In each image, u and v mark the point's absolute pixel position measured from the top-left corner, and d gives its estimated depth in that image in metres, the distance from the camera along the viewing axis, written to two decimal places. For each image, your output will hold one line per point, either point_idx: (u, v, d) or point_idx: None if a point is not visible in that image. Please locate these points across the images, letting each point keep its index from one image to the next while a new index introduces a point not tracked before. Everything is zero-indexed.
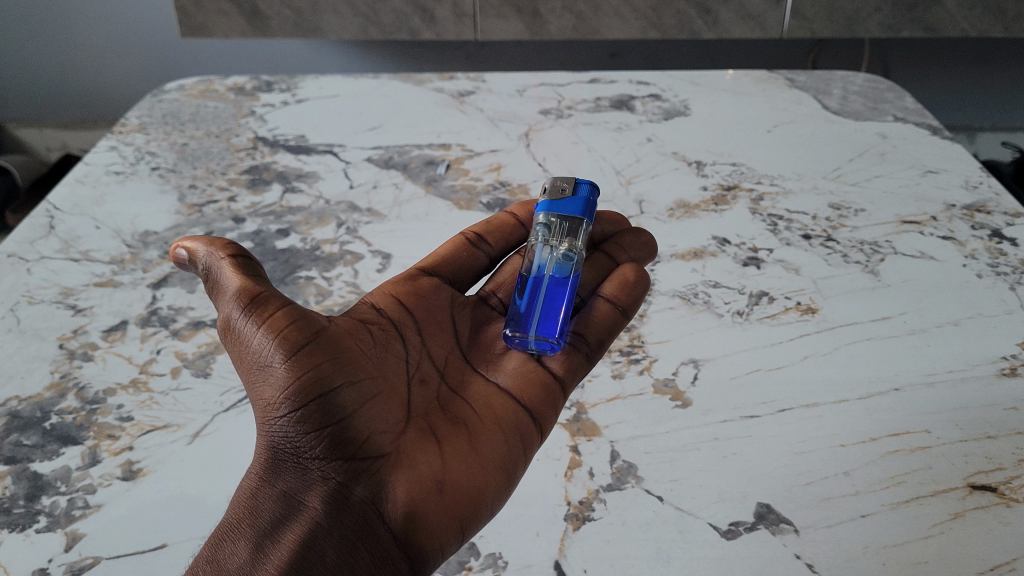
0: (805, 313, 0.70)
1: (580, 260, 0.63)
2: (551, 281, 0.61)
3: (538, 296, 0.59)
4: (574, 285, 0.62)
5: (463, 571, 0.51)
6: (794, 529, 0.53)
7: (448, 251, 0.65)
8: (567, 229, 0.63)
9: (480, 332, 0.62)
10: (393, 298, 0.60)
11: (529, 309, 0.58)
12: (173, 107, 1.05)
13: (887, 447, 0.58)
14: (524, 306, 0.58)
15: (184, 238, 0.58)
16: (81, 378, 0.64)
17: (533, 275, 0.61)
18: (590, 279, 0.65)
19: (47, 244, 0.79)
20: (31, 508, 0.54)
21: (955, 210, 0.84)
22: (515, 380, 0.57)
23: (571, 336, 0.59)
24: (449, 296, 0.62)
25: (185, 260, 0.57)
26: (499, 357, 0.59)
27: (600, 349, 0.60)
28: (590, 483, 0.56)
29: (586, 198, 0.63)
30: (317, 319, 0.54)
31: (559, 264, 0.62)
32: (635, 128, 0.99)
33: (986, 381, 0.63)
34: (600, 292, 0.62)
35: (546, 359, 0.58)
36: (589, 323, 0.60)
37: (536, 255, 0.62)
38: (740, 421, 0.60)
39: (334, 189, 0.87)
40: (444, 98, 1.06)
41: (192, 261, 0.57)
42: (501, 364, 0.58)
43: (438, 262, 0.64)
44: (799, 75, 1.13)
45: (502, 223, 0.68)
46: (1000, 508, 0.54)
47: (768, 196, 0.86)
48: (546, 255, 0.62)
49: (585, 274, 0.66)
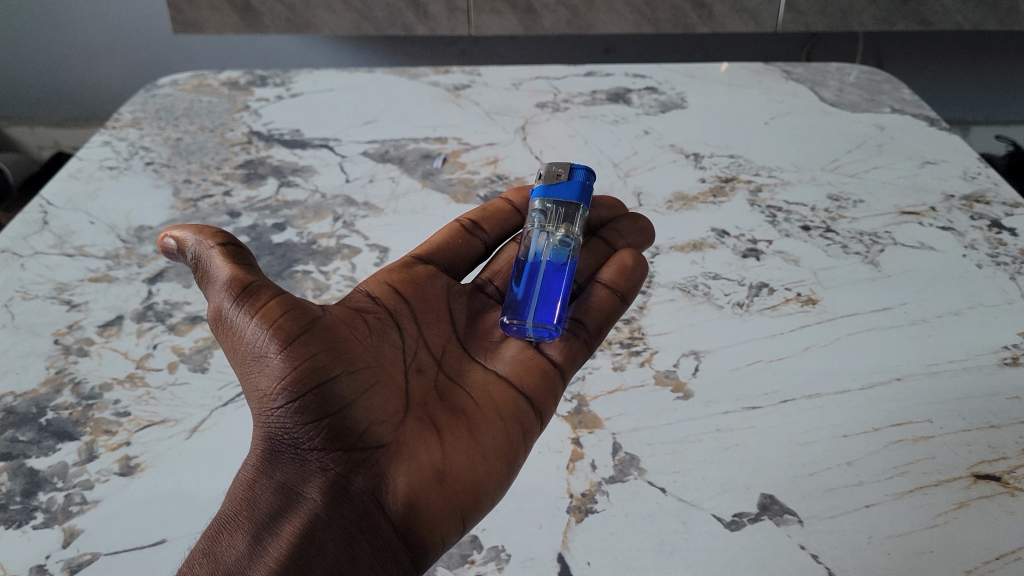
0: (806, 304, 0.70)
1: (577, 245, 0.62)
2: (548, 268, 0.60)
3: (535, 284, 0.59)
4: (571, 272, 0.61)
5: (466, 564, 0.51)
6: (799, 520, 0.53)
7: (443, 238, 0.65)
8: (562, 214, 0.62)
9: (477, 320, 0.62)
10: (389, 286, 0.59)
11: (526, 296, 0.58)
12: (167, 102, 1.04)
13: (891, 437, 0.58)
14: (521, 293, 0.58)
15: (173, 227, 0.57)
16: (77, 373, 0.63)
17: (530, 261, 0.61)
18: (587, 266, 0.65)
19: (41, 239, 0.78)
20: (28, 504, 0.54)
21: (954, 201, 0.84)
22: (513, 367, 0.56)
23: (570, 323, 0.59)
24: (445, 284, 0.62)
25: (173, 250, 0.56)
26: (496, 345, 0.59)
27: (599, 335, 0.59)
28: (592, 476, 0.56)
29: (583, 182, 0.62)
30: (311, 308, 0.53)
31: (556, 250, 0.61)
32: (632, 120, 0.98)
33: (988, 370, 0.63)
34: (598, 278, 0.61)
35: (545, 346, 0.57)
36: (588, 309, 0.59)
37: (533, 242, 0.62)
38: (742, 412, 0.60)
39: (330, 183, 0.87)
40: (439, 91, 1.05)
41: (179, 251, 0.56)
42: (499, 352, 0.58)
43: (433, 250, 0.64)
44: (796, 67, 1.12)
45: (497, 209, 0.68)
46: (1004, 497, 0.54)
47: (766, 188, 0.86)
48: (543, 242, 0.62)
49: (582, 261, 0.65)
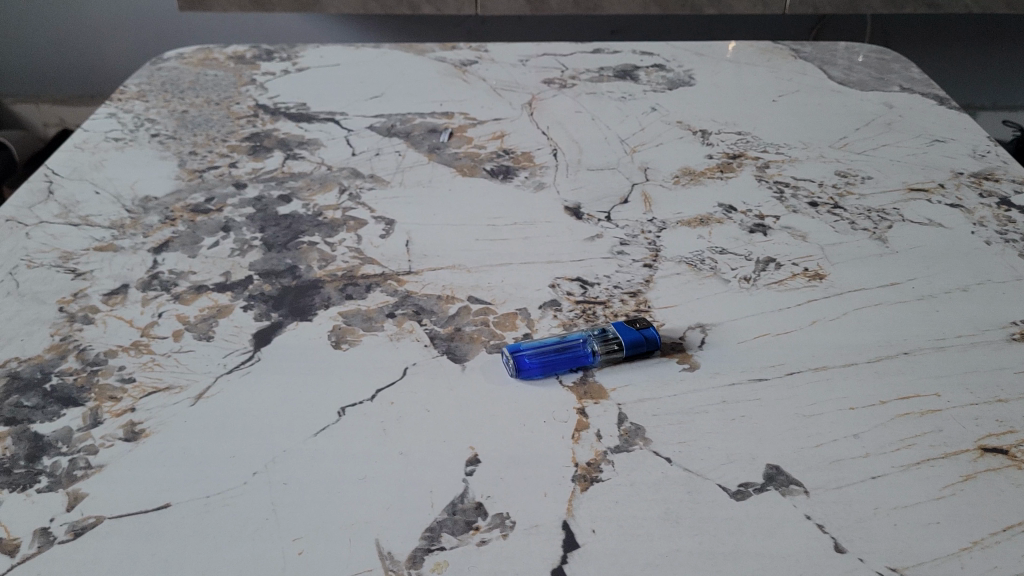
0: (813, 279, 0.70)
1: (596, 356, 0.62)
2: (569, 350, 0.62)
3: (553, 354, 0.61)
4: (581, 354, 0.62)
5: (471, 531, 0.50)
6: (804, 490, 0.52)
7: (540, 319, 0.66)
8: (609, 335, 0.62)
9: (518, 361, 0.60)
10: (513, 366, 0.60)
11: (540, 356, 0.61)
12: (172, 74, 1.04)
13: (898, 410, 0.58)
14: (537, 354, 0.61)
15: (491, 333, 0.65)
16: (82, 341, 0.63)
17: (564, 341, 0.62)
18: (586, 362, 0.62)
19: (46, 209, 0.78)
20: (32, 468, 0.54)
21: (963, 178, 0.83)
22: (569, 391, 0.60)
23: (564, 393, 0.60)
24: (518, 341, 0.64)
25: (477, 309, 0.67)
26: (520, 399, 0.59)
27: (580, 398, 0.59)
28: (598, 445, 0.55)
29: (647, 332, 0.63)
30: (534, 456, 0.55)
31: (580, 345, 0.62)
32: (640, 97, 0.98)
33: (996, 346, 0.63)
34: (592, 365, 0.62)
35: (568, 387, 0.60)
36: (578, 386, 0.61)
37: (579, 334, 0.63)
38: (749, 384, 0.60)
39: (336, 155, 0.86)
40: (445, 66, 1.05)
41: (471, 315, 0.66)
42: (523, 405, 0.59)
43: (525, 326, 0.65)
44: (805, 45, 1.12)
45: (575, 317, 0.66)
46: (1012, 470, 0.54)
47: (774, 164, 0.86)
48: (588, 336, 0.63)
49: (586, 359, 0.62)
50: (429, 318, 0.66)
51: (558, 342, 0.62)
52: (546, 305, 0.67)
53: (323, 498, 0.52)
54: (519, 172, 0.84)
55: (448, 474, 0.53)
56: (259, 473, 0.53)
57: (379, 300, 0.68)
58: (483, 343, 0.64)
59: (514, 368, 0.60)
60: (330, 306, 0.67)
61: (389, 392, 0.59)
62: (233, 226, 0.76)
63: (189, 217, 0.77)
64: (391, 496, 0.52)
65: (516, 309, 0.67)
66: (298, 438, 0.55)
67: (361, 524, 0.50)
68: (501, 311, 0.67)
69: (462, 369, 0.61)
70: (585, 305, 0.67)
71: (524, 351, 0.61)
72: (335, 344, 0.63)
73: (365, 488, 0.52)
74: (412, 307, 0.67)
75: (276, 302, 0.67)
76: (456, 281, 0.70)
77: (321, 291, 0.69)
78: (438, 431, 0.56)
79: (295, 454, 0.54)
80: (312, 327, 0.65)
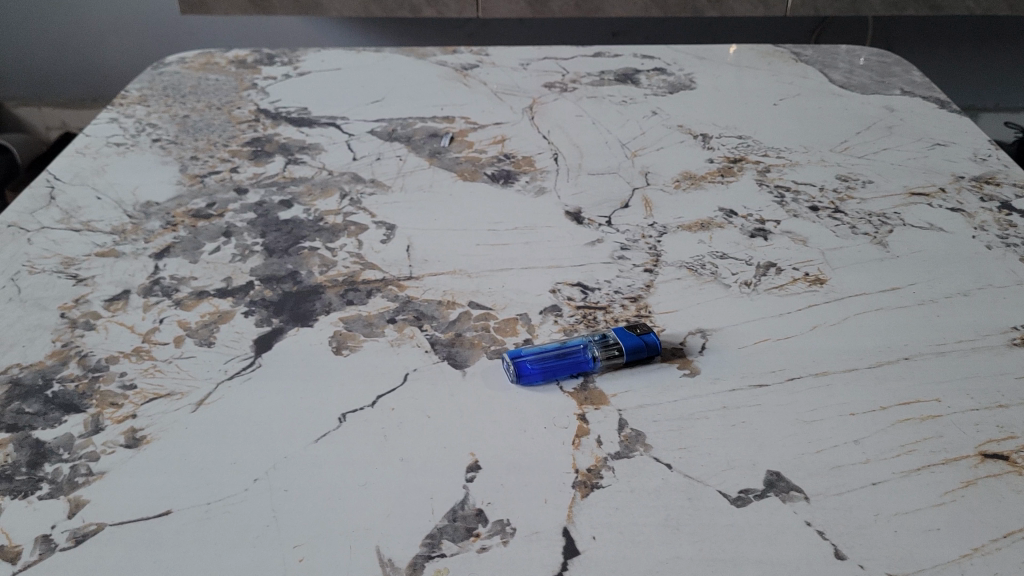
0: (814, 283, 0.70)
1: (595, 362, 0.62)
2: (569, 356, 0.62)
3: (554, 359, 0.61)
4: (581, 359, 0.62)
5: (471, 537, 0.50)
6: (805, 496, 0.52)
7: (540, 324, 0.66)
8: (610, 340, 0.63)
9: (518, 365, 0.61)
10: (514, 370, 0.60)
11: (541, 361, 0.61)
12: (173, 79, 1.04)
13: (898, 415, 0.58)
14: (537, 359, 0.61)
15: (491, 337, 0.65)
16: (83, 347, 0.63)
17: (564, 346, 0.63)
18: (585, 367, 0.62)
19: (47, 214, 0.78)
20: (34, 474, 0.54)
21: (963, 182, 0.83)
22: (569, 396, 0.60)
23: (564, 399, 0.60)
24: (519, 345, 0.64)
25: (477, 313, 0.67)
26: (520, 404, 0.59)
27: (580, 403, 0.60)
28: (598, 451, 0.56)
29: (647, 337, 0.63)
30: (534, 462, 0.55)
31: (580, 351, 0.63)
32: (641, 101, 0.98)
33: (997, 351, 0.63)
34: (592, 370, 0.62)
35: (568, 392, 0.61)
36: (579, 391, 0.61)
37: (580, 339, 0.63)
38: (749, 390, 0.60)
39: (337, 160, 0.87)
40: (446, 70, 1.05)
41: (471, 319, 0.67)
42: (523, 411, 0.59)
43: (525, 331, 0.65)
44: (806, 48, 1.11)
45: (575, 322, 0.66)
46: (1012, 476, 0.54)
47: (775, 168, 0.86)
48: (588, 342, 0.63)
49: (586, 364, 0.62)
50: (429, 323, 0.66)
51: (558, 348, 0.62)
52: (546, 311, 0.67)
53: (323, 504, 0.52)
54: (519, 176, 0.84)
55: (448, 481, 0.53)
56: (260, 479, 0.53)
57: (380, 305, 0.68)
58: (484, 347, 0.64)
59: (514, 371, 0.61)
60: (331, 311, 0.67)
61: (389, 398, 0.59)
62: (234, 231, 0.76)
63: (190, 223, 0.77)
64: (392, 502, 0.52)
65: (517, 314, 0.67)
66: (299, 444, 0.56)
67: (362, 531, 0.50)
68: (501, 316, 0.67)
69: (463, 374, 0.61)
70: (586, 310, 0.67)
71: (525, 357, 0.61)
72: (336, 350, 0.63)
73: (366, 494, 0.52)
74: (412, 312, 0.67)
75: (277, 308, 0.67)
76: (457, 286, 0.70)
77: (322, 296, 0.69)
78: (438, 437, 0.56)
79: (296, 461, 0.54)
80: (313, 333, 0.65)
